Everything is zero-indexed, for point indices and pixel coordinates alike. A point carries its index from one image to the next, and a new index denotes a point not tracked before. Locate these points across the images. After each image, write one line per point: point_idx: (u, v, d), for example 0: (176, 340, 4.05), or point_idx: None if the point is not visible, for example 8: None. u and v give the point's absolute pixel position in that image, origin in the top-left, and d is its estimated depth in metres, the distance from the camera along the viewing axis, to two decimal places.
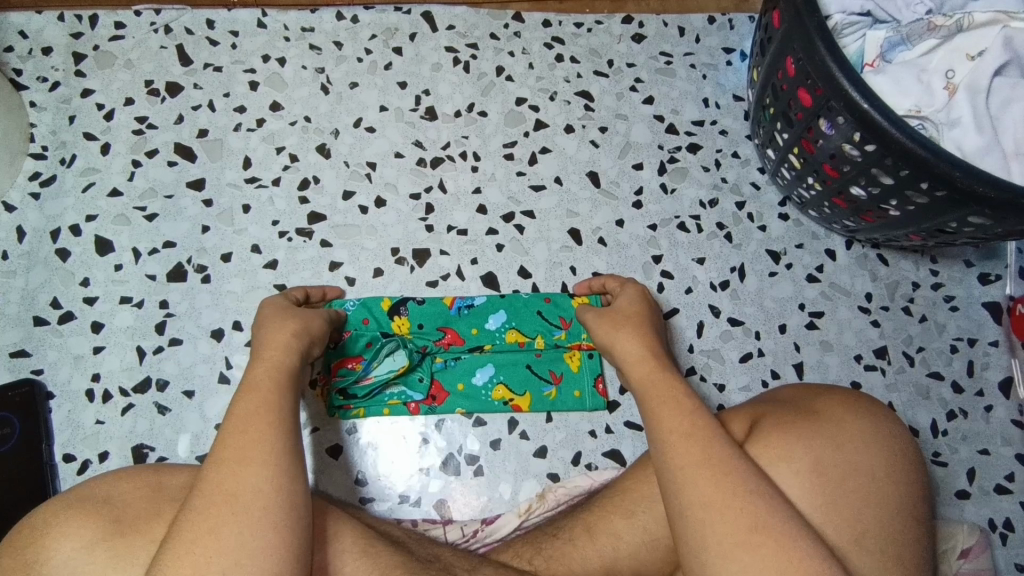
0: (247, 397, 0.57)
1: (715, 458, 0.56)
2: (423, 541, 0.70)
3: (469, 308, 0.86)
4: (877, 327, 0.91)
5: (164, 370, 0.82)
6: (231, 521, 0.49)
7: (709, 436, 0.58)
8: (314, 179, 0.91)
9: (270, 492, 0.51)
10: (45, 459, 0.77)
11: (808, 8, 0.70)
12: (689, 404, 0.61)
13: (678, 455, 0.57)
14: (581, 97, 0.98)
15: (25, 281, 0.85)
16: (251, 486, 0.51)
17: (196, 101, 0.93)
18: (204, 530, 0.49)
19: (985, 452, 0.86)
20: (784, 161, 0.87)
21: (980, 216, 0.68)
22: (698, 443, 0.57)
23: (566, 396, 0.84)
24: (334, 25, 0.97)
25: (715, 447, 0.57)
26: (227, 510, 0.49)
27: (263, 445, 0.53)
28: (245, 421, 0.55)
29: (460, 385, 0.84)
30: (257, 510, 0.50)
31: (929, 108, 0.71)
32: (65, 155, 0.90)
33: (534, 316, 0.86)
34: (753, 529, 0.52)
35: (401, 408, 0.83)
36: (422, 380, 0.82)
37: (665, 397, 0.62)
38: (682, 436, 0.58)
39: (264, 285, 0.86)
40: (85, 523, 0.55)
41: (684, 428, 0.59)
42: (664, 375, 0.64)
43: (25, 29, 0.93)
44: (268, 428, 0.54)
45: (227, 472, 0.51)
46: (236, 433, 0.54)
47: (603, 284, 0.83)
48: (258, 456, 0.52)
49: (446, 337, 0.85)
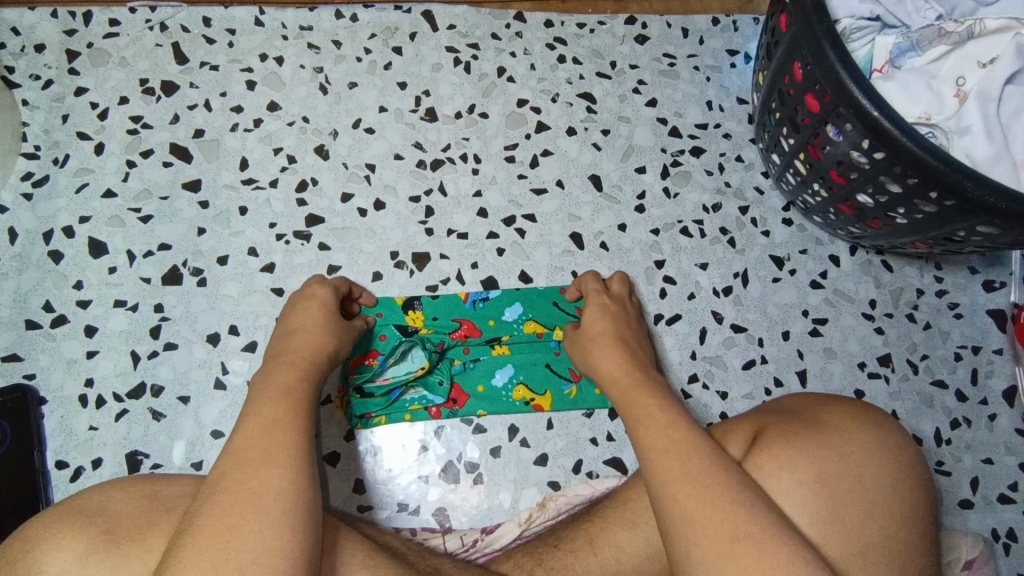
0: (261, 406, 0.56)
1: (695, 471, 0.55)
2: (423, 553, 0.69)
3: (484, 302, 0.86)
4: (880, 334, 0.90)
5: (159, 375, 0.81)
6: (250, 518, 0.47)
7: (693, 448, 0.57)
8: (312, 181, 0.89)
9: (290, 493, 0.50)
10: (37, 466, 0.76)
11: (817, 14, 0.69)
12: (667, 418, 0.60)
13: (659, 469, 0.56)
14: (583, 99, 0.96)
15: (17, 283, 0.83)
16: (263, 486, 0.49)
17: (192, 101, 0.91)
18: (223, 529, 0.47)
19: (989, 461, 0.86)
20: (789, 167, 0.86)
21: (989, 226, 0.67)
22: (678, 457, 0.56)
23: (587, 394, 0.84)
24: (332, 24, 0.96)
25: (693, 460, 0.56)
26: (249, 507, 0.48)
27: (275, 448, 0.52)
28: (262, 426, 0.54)
29: (480, 387, 0.83)
30: (278, 512, 0.48)
31: (939, 115, 0.70)
32: (57, 155, 0.88)
33: (549, 307, 0.86)
34: (736, 539, 0.50)
35: (422, 413, 0.82)
36: (441, 383, 0.82)
37: (645, 413, 0.62)
38: (663, 451, 0.57)
39: (261, 289, 0.85)
40: (77, 535, 0.53)
41: (664, 442, 0.58)
42: (639, 393, 0.65)
43: (17, 26, 0.91)
44: (276, 433, 0.54)
45: (243, 473, 0.50)
46: (244, 442, 0.52)
47: (580, 287, 0.84)
48: (280, 459, 0.51)
49: (462, 329, 0.85)
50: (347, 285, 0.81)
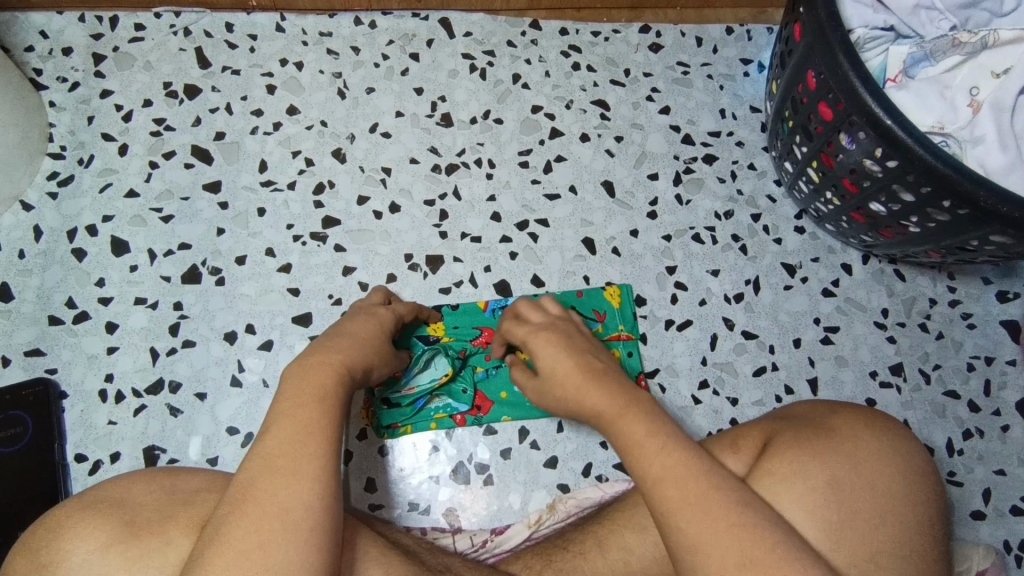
0: (291, 411, 0.52)
1: (694, 497, 0.51)
2: (433, 551, 0.70)
3: (503, 309, 0.87)
4: (892, 343, 0.90)
5: (177, 372, 0.83)
6: (279, 535, 0.46)
7: (686, 474, 0.52)
8: (329, 184, 0.91)
9: (318, 509, 0.48)
10: (57, 459, 0.78)
11: (831, 22, 0.70)
12: (658, 443, 0.54)
13: (658, 494, 0.52)
14: (597, 106, 0.98)
15: (41, 280, 0.85)
16: (291, 500, 0.47)
17: (213, 104, 0.93)
18: (252, 546, 0.45)
19: (1002, 473, 0.85)
20: (802, 174, 0.86)
21: (1002, 235, 0.67)
22: (675, 485, 0.51)
23: None
24: (351, 30, 0.98)
25: (690, 483, 0.51)
26: (278, 524, 0.46)
27: (304, 458, 0.50)
28: (291, 434, 0.51)
29: (503, 393, 0.84)
30: (304, 528, 0.46)
31: (953, 124, 0.71)
32: (83, 155, 0.90)
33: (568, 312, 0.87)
34: (744, 564, 0.48)
35: (447, 420, 0.83)
36: (465, 390, 0.83)
37: (632, 441, 0.55)
38: (657, 480, 0.52)
39: (278, 289, 0.86)
40: (99, 525, 0.54)
41: (659, 469, 0.52)
42: (623, 420, 0.57)
43: (46, 29, 0.94)
44: (308, 442, 0.51)
45: (273, 483, 0.48)
46: (274, 449, 0.50)
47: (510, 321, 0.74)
48: (309, 470, 0.49)
49: (483, 336, 0.86)
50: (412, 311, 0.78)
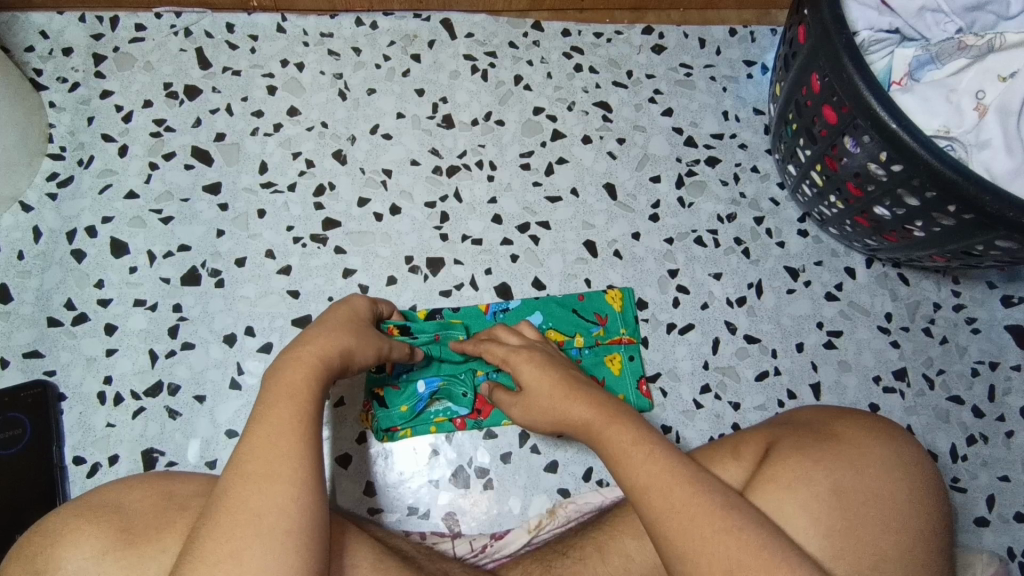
0: (280, 411, 0.52)
1: (677, 506, 0.50)
2: (432, 556, 0.69)
3: (504, 312, 0.86)
4: (896, 348, 0.90)
5: (176, 374, 0.82)
6: (258, 539, 0.45)
7: (673, 482, 0.51)
8: (329, 185, 0.90)
9: (301, 512, 0.47)
10: (55, 461, 0.77)
11: (837, 24, 0.69)
12: (643, 452, 0.54)
13: (645, 501, 0.51)
14: (599, 108, 0.97)
15: (40, 281, 0.84)
16: (273, 504, 0.47)
17: (214, 105, 0.93)
18: (233, 551, 0.45)
19: (1006, 479, 0.85)
20: (806, 177, 0.86)
21: (1007, 241, 0.67)
22: (660, 493, 0.51)
23: None
24: (353, 31, 0.97)
25: (675, 492, 0.51)
26: (257, 529, 0.45)
27: (287, 460, 0.49)
28: (275, 434, 0.50)
29: None
30: (285, 532, 0.46)
31: (958, 128, 0.70)
32: (82, 156, 0.90)
33: (569, 315, 0.87)
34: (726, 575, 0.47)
35: (447, 425, 0.82)
36: (466, 394, 0.82)
37: (618, 450, 0.55)
38: (644, 488, 0.52)
39: (278, 291, 0.86)
40: (96, 531, 0.54)
41: (643, 478, 0.52)
42: (608, 429, 0.57)
43: (46, 29, 0.93)
44: (292, 444, 0.50)
45: (254, 486, 0.47)
46: (260, 451, 0.49)
47: (482, 343, 0.76)
48: (288, 474, 0.48)
49: None
50: (385, 306, 0.76)
